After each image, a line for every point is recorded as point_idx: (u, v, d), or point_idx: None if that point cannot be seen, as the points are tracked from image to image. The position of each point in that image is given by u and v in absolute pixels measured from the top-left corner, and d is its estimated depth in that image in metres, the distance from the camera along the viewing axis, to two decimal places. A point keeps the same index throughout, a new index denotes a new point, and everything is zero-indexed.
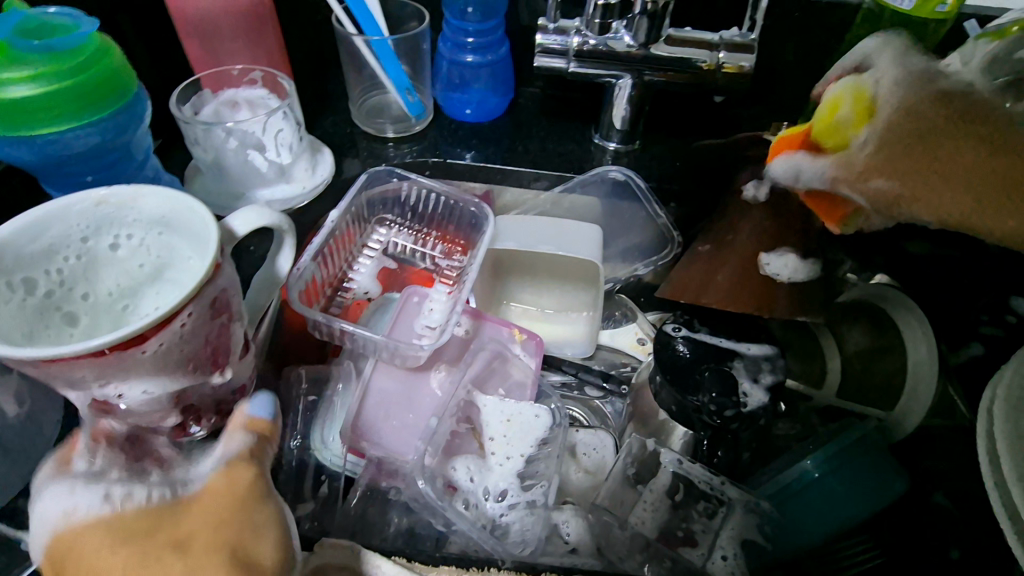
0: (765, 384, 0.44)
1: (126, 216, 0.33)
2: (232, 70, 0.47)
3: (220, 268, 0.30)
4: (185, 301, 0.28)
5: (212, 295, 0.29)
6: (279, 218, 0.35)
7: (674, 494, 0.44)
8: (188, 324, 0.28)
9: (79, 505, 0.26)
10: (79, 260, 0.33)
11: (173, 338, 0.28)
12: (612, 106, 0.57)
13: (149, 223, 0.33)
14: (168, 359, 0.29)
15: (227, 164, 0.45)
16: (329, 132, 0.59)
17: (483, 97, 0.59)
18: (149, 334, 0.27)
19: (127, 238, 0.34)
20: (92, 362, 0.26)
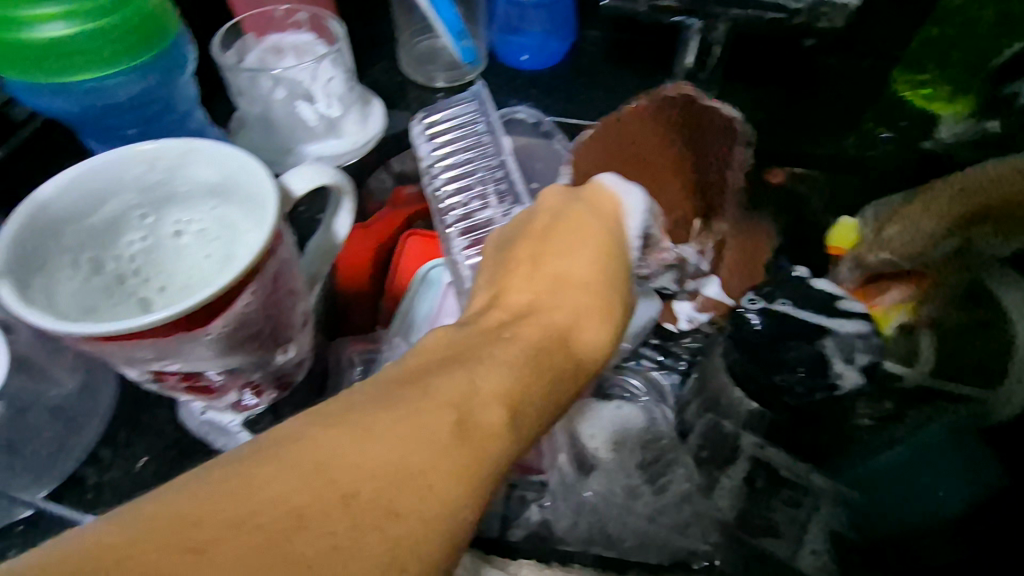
0: (861, 365, 0.39)
1: (177, 174, 0.29)
2: (276, 11, 0.43)
3: (279, 239, 0.27)
4: (245, 281, 0.25)
5: (271, 271, 0.26)
6: (337, 176, 0.31)
7: (754, 480, 0.40)
8: (249, 304, 0.26)
9: (635, 213, 0.32)
10: (143, 241, 0.31)
11: (236, 318, 0.26)
12: (685, 51, 0.52)
13: (205, 195, 0.30)
14: (230, 340, 0.27)
15: (274, 116, 0.42)
16: (376, 81, 0.55)
17: (542, 41, 0.54)
18: (211, 317, 0.25)
19: (187, 220, 0.31)
20: (153, 346, 0.24)
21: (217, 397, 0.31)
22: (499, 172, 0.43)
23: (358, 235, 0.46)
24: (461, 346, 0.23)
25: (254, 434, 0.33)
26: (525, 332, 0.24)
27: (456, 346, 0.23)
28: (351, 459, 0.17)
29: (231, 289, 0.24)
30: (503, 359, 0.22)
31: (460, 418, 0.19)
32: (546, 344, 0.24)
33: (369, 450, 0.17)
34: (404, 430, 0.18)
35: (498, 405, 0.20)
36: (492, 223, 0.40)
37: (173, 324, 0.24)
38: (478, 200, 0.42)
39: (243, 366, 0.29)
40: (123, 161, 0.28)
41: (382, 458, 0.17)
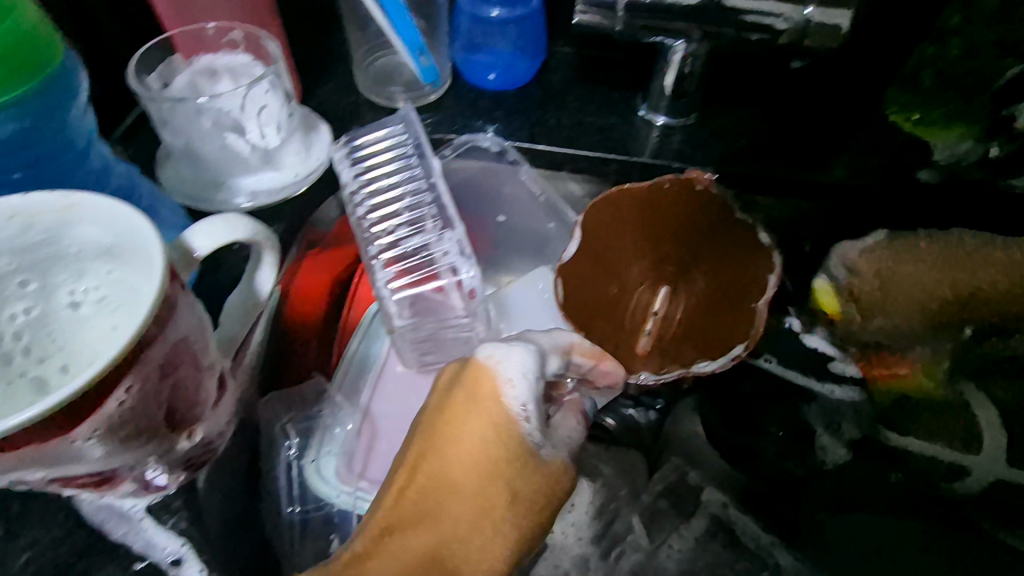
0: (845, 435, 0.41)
1: (60, 231, 0.25)
2: (207, 30, 0.38)
3: (169, 316, 0.23)
4: (120, 374, 0.21)
5: (158, 356, 0.23)
6: (254, 229, 0.27)
7: (710, 545, 0.37)
8: (129, 399, 0.22)
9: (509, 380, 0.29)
10: (27, 313, 0.26)
11: (113, 417, 0.22)
12: (661, 73, 0.48)
13: (95, 256, 0.26)
14: (112, 441, 0.23)
15: (202, 149, 0.38)
16: (328, 100, 0.50)
17: (510, 60, 0.50)
18: (77, 421, 0.21)
19: (80, 286, 0.27)
20: (4, 456, 0.20)
21: (108, 489, 0.27)
22: (427, 196, 0.40)
23: (310, 266, 0.41)
24: (410, 518, 0.30)
25: (160, 520, 0.29)
26: (460, 508, 0.30)
27: (399, 516, 0.30)
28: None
29: (100, 381, 0.21)
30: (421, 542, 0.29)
31: (412, 571, 0.29)
32: (472, 519, 0.29)
33: (350, 573, 0.28)
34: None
35: None
36: (422, 249, 0.38)
37: (24, 431, 0.20)
38: (407, 232, 0.38)
39: (139, 460, 0.26)
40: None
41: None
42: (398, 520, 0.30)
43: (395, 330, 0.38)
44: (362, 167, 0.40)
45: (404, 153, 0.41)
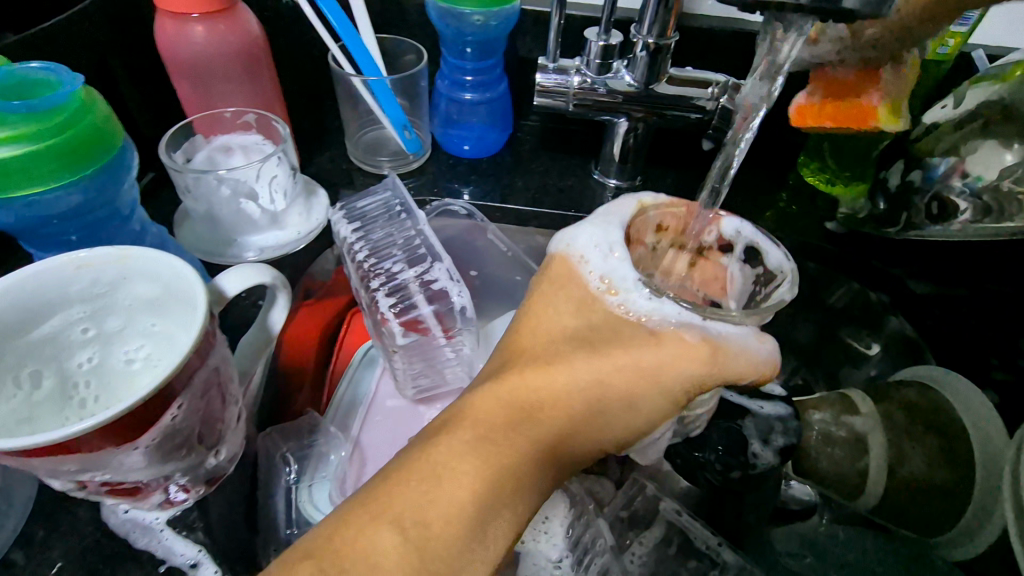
0: (776, 446, 0.43)
1: (119, 286, 0.31)
2: (225, 113, 0.46)
3: (212, 350, 0.30)
4: (175, 393, 0.27)
5: (202, 380, 0.29)
6: (271, 275, 0.33)
7: (665, 547, 0.41)
8: (178, 416, 0.28)
9: (578, 244, 0.32)
10: (91, 359, 0.33)
11: (165, 430, 0.28)
12: (609, 144, 0.57)
13: (143, 308, 0.33)
14: (160, 451, 0.29)
15: (218, 213, 0.44)
16: (323, 168, 0.58)
17: (481, 133, 0.59)
18: (141, 432, 0.27)
19: (131, 335, 0.34)
20: (82, 459, 0.26)
21: (141, 497, 0.32)
22: (415, 242, 0.46)
23: (312, 311, 0.48)
24: (526, 399, 0.30)
25: (178, 530, 0.34)
26: (563, 378, 0.30)
27: (518, 395, 0.30)
28: (440, 497, 0.27)
29: (161, 394, 0.27)
30: (526, 453, 0.29)
31: (519, 482, 0.28)
32: (578, 384, 0.30)
33: (447, 497, 0.27)
34: (453, 530, 0.27)
35: (457, 499, 0.27)
36: (411, 284, 0.43)
37: (103, 437, 0.26)
38: (394, 266, 0.44)
39: (176, 471, 0.31)
40: (61, 278, 0.30)
41: (459, 504, 0.27)
42: (511, 403, 0.30)
43: (393, 354, 0.43)
44: (358, 224, 0.47)
45: (393, 211, 0.48)
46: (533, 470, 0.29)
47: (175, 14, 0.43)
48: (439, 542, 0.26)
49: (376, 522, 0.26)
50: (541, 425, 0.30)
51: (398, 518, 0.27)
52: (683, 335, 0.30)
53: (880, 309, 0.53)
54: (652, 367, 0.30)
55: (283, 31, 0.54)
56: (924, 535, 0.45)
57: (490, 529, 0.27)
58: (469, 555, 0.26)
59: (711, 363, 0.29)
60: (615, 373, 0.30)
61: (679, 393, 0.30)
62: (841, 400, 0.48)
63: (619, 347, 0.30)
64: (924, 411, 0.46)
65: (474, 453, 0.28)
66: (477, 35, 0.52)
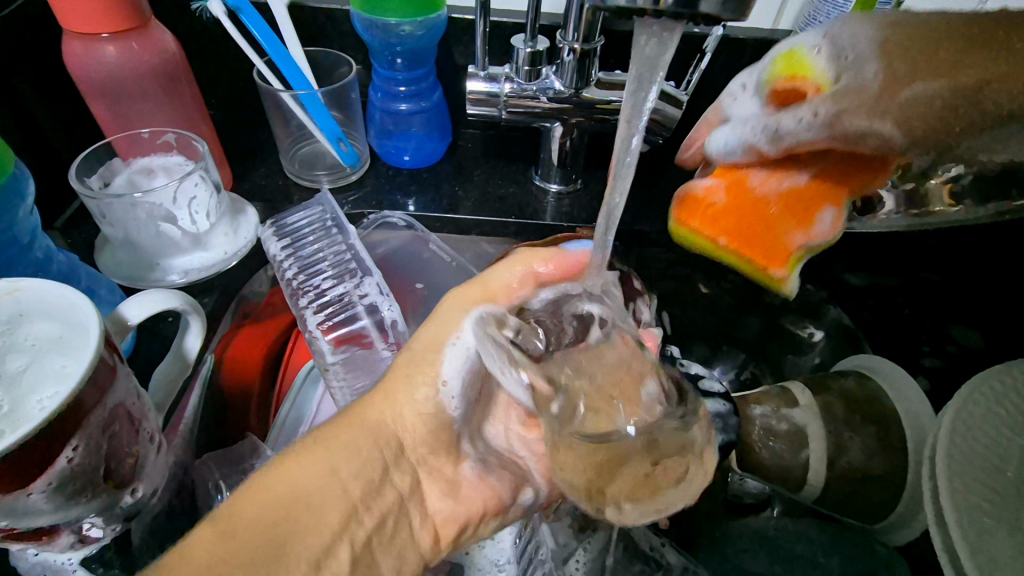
0: (716, 444, 0.42)
1: (17, 323, 0.30)
2: (142, 134, 0.44)
3: (113, 383, 0.29)
4: (70, 431, 0.27)
5: (100, 417, 0.28)
6: (181, 300, 0.33)
7: (610, 551, 0.41)
8: (75, 458, 0.27)
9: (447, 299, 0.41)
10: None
11: (62, 473, 0.27)
12: (547, 148, 0.57)
13: (45, 345, 0.31)
14: (62, 496, 0.28)
15: (137, 238, 0.43)
16: (258, 184, 0.57)
17: (419, 143, 0.58)
18: (33, 477, 0.26)
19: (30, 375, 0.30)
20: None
21: (47, 541, 0.30)
22: (346, 256, 0.45)
23: (249, 332, 0.46)
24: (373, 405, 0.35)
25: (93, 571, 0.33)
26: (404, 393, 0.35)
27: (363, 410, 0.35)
28: (297, 473, 0.31)
29: (52, 429, 0.26)
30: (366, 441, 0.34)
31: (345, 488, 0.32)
32: (416, 403, 0.35)
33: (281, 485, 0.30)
34: (273, 512, 0.29)
35: (302, 489, 0.30)
36: (347, 298, 0.43)
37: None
38: (324, 282, 0.44)
39: (87, 514, 0.30)
40: None
41: (305, 487, 0.30)
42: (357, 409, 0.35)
43: (327, 372, 0.42)
44: (288, 240, 0.46)
45: (325, 225, 0.47)
46: (360, 477, 0.32)
47: (81, 33, 0.41)
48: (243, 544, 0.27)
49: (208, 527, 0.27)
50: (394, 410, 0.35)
51: (244, 519, 0.28)
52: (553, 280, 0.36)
53: (817, 301, 0.54)
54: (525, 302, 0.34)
55: (209, 46, 0.53)
56: (866, 523, 0.45)
57: (310, 525, 0.29)
58: (311, 532, 0.29)
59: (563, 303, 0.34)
60: (428, 396, 0.35)
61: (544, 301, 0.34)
62: (782, 393, 0.49)
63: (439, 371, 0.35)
64: (859, 401, 0.46)
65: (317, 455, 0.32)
66: (405, 46, 0.52)
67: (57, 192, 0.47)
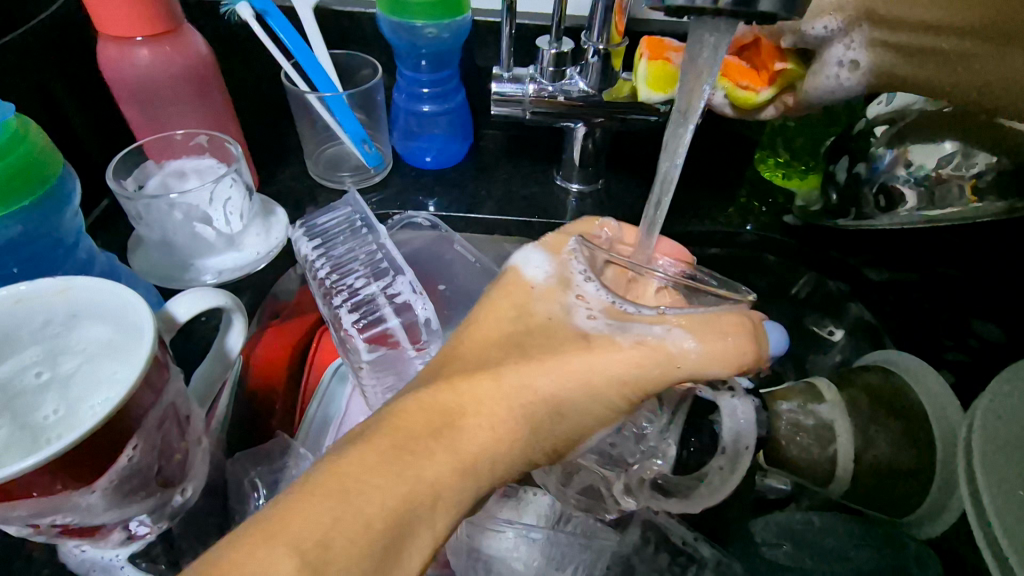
0: (747, 439, 0.43)
1: (73, 327, 0.31)
2: (176, 136, 0.45)
3: (167, 384, 0.30)
4: (129, 431, 0.27)
5: (156, 417, 0.29)
6: (227, 299, 0.34)
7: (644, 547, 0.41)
8: (134, 457, 0.28)
9: (528, 264, 0.34)
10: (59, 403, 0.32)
11: (122, 472, 0.28)
12: (570, 149, 0.57)
13: (93, 346, 0.32)
14: (119, 493, 0.28)
15: (172, 239, 0.44)
16: (283, 186, 0.57)
17: (442, 144, 0.59)
18: (97, 475, 0.27)
19: (84, 370, 0.32)
20: (35, 502, 0.26)
21: (99, 537, 0.31)
22: (378, 256, 0.46)
23: (280, 332, 0.46)
24: (445, 404, 0.29)
25: None
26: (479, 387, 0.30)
27: (444, 399, 0.29)
28: (348, 513, 0.25)
29: (112, 424, 0.26)
30: (447, 462, 0.28)
31: (433, 500, 0.27)
32: (507, 396, 0.30)
33: (376, 494, 0.26)
34: (364, 538, 0.25)
35: (367, 517, 0.25)
36: (376, 297, 0.43)
37: (58, 478, 0.25)
38: (356, 281, 0.44)
39: (141, 513, 0.31)
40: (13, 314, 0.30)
41: (363, 524, 0.25)
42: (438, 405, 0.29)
43: (360, 370, 0.42)
44: (320, 240, 0.46)
45: (354, 225, 0.47)
46: (435, 491, 0.27)
47: (118, 37, 0.42)
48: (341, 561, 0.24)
49: (272, 545, 0.24)
50: (449, 403, 0.29)
51: (307, 536, 0.24)
52: (615, 339, 0.31)
53: (839, 297, 0.55)
54: (600, 371, 0.30)
55: (237, 49, 0.53)
56: (894, 516, 0.45)
57: (404, 547, 0.26)
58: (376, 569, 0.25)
59: (649, 365, 0.30)
60: (509, 406, 0.29)
61: (614, 393, 0.30)
62: (808, 389, 0.49)
63: (528, 386, 0.30)
64: (885, 397, 0.47)
65: (392, 468, 0.27)
66: (430, 48, 0.52)
67: (89, 195, 0.48)
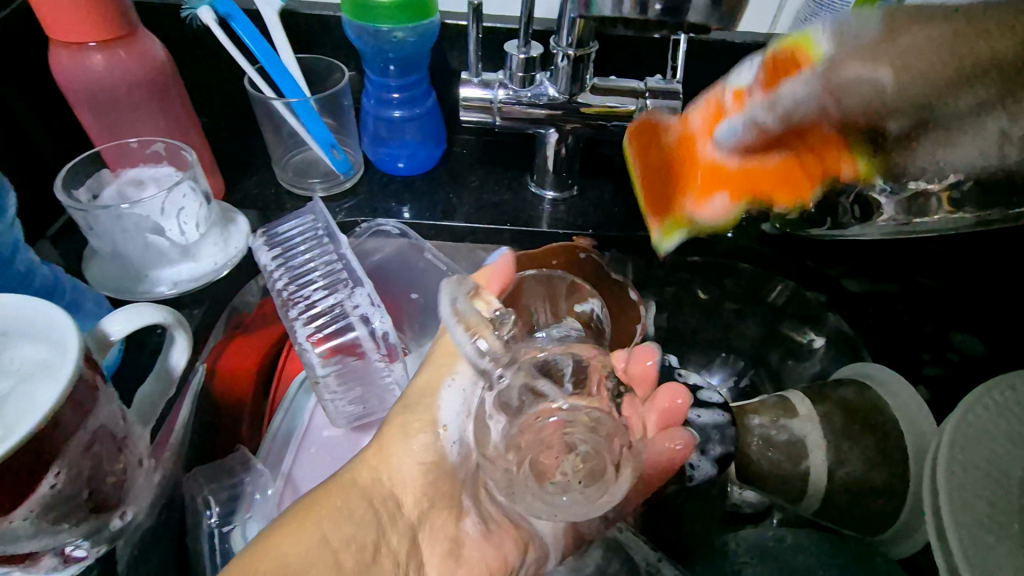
0: (714, 456, 0.42)
1: (8, 346, 0.29)
2: (130, 144, 0.44)
3: (95, 407, 0.29)
4: (50, 457, 0.26)
5: (83, 440, 0.28)
6: (165, 314, 0.32)
7: None
8: (58, 483, 0.27)
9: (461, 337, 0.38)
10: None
11: (46, 498, 0.27)
12: (543, 155, 0.56)
13: (35, 364, 0.29)
14: (45, 521, 0.27)
15: (125, 249, 0.43)
16: (251, 192, 0.56)
17: (413, 149, 0.58)
18: (15, 503, 0.26)
19: (17, 391, 0.28)
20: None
21: (30, 563, 0.30)
22: (338, 266, 0.45)
23: (243, 343, 0.46)
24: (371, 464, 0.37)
25: None
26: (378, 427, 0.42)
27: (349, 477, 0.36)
28: (275, 552, 0.30)
29: (28, 451, 0.25)
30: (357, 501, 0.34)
31: (337, 554, 0.31)
32: (410, 453, 0.38)
33: (291, 546, 0.30)
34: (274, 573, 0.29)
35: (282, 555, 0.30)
36: (335, 309, 0.42)
37: None
38: (313, 293, 0.43)
39: (73, 538, 0.30)
40: None
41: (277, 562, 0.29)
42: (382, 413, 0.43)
43: (317, 384, 0.42)
44: (279, 249, 0.45)
45: (317, 235, 0.46)
46: (352, 544, 0.32)
47: (67, 43, 0.41)
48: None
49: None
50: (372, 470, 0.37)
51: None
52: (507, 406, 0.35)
53: (818, 307, 0.52)
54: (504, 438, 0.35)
55: (200, 55, 0.52)
56: (866, 534, 0.44)
57: None
58: None
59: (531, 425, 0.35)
60: (427, 446, 0.38)
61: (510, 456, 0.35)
62: (781, 403, 0.48)
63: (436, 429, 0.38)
64: (861, 411, 0.45)
65: (304, 525, 0.32)
66: (398, 52, 0.51)
67: (46, 204, 0.47)
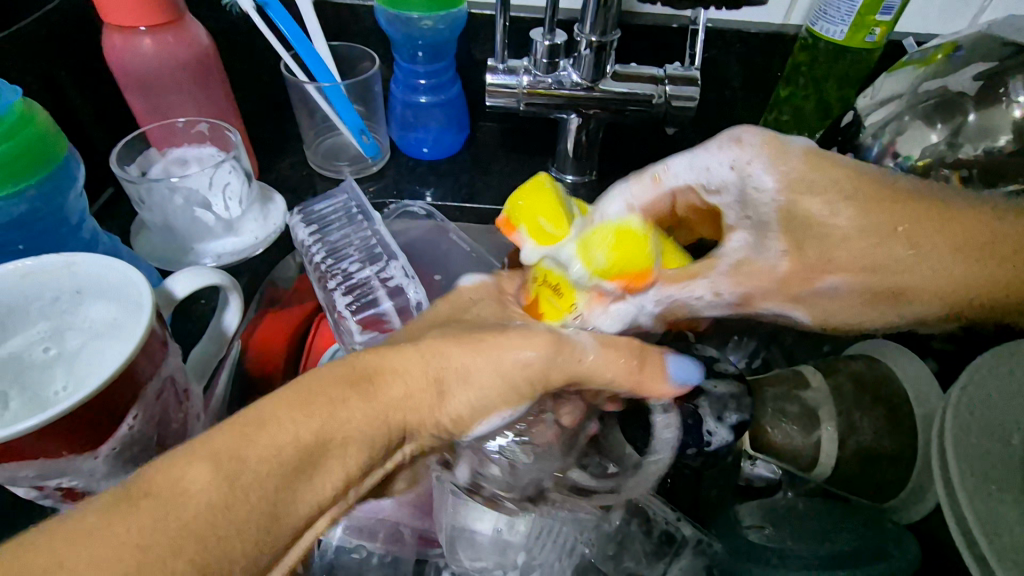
0: (731, 423, 0.43)
1: (80, 303, 0.33)
2: (177, 124, 0.46)
3: (163, 359, 0.31)
4: (128, 400, 0.29)
5: (155, 388, 0.30)
6: (223, 278, 0.35)
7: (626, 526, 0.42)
8: (134, 426, 0.29)
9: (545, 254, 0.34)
10: (65, 382, 0.32)
11: (124, 439, 0.29)
12: (563, 140, 0.58)
13: (99, 325, 0.33)
14: (121, 460, 0.30)
15: (174, 223, 0.45)
16: (284, 174, 0.59)
17: (439, 135, 0.60)
18: (99, 441, 0.28)
19: (86, 350, 0.32)
20: (41, 464, 0.27)
21: None
22: (372, 242, 0.47)
23: (275, 318, 0.46)
24: (367, 370, 0.29)
25: None
26: (397, 357, 0.30)
27: (339, 381, 0.29)
28: (261, 443, 0.26)
29: (109, 392, 0.28)
30: (358, 414, 0.28)
31: (333, 460, 0.27)
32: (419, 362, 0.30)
33: (289, 429, 0.26)
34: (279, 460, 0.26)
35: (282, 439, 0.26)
36: (370, 281, 0.44)
37: (59, 442, 0.27)
38: (350, 266, 0.45)
39: None
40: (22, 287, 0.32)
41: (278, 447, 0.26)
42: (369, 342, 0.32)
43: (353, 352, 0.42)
44: (315, 226, 0.48)
45: (350, 213, 0.48)
46: (340, 453, 0.27)
47: (121, 27, 0.43)
48: (256, 476, 0.25)
49: (196, 455, 0.25)
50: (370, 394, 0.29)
51: (232, 448, 0.25)
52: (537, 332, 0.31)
53: None
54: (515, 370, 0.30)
55: (238, 41, 0.55)
56: (876, 502, 0.46)
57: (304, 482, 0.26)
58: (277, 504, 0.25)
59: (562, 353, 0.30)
60: (428, 384, 0.30)
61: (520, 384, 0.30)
62: (794, 375, 0.49)
63: (472, 358, 0.30)
64: (870, 383, 0.47)
65: (309, 411, 0.27)
66: (427, 39, 0.53)
67: (93, 181, 0.49)
